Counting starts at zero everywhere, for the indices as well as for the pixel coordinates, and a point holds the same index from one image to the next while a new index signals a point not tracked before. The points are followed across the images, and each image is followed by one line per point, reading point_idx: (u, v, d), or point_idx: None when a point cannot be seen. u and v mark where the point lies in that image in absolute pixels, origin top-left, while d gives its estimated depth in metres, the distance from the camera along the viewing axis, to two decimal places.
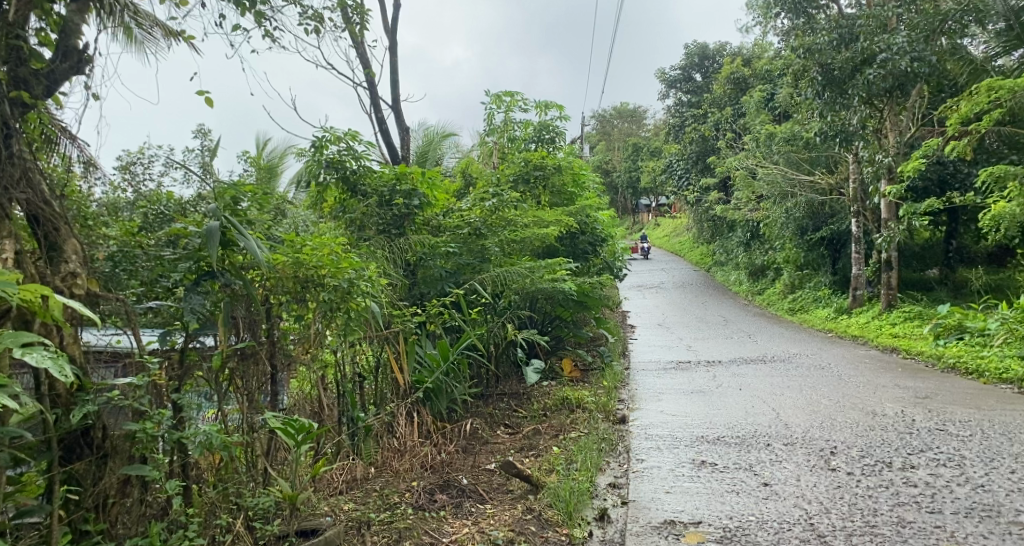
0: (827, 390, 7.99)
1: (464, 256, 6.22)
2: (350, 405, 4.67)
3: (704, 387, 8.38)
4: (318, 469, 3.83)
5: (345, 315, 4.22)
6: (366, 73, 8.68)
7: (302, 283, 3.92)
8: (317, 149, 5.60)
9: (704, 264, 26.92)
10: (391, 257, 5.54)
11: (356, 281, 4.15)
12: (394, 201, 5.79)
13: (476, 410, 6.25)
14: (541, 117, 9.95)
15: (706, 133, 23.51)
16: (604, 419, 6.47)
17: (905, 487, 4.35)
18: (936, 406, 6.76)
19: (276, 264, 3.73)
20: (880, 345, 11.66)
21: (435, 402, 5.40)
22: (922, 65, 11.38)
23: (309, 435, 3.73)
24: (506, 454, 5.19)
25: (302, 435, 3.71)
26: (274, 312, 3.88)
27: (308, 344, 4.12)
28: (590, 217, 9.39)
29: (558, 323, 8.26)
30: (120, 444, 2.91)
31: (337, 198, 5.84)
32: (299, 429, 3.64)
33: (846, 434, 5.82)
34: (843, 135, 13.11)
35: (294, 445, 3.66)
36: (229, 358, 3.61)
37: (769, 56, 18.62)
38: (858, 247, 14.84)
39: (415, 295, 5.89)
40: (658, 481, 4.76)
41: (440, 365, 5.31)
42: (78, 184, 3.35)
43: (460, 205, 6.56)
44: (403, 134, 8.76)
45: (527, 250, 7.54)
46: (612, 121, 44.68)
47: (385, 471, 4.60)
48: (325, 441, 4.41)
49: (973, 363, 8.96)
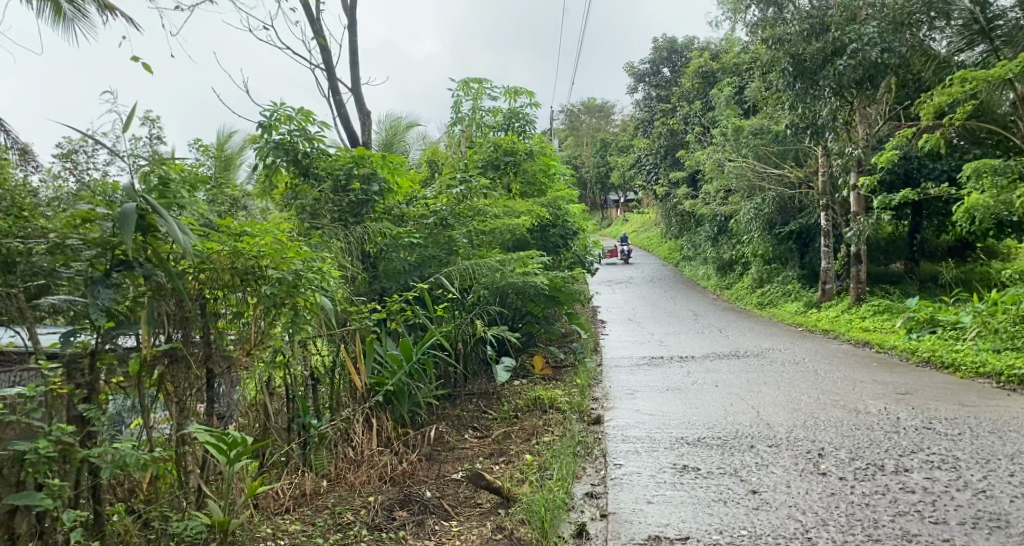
0: (804, 386, 7.74)
1: (430, 248, 5.77)
2: (302, 410, 4.29)
3: (679, 384, 8.06)
4: (256, 489, 3.32)
5: (292, 311, 3.77)
6: (323, 55, 8.18)
7: (242, 277, 3.50)
8: (265, 130, 5.09)
9: (672, 259, 26.81)
10: (351, 248, 5.09)
11: (305, 272, 3.72)
12: (350, 187, 5.35)
13: (443, 412, 5.84)
14: (510, 104, 9.55)
15: (674, 127, 23.31)
16: (578, 421, 6.10)
17: (903, 493, 4.09)
18: (918, 402, 6.54)
19: (210, 253, 3.33)
20: (852, 338, 11.53)
21: (397, 406, 4.96)
22: (892, 57, 11.22)
23: (245, 451, 3.16)
24: (474, 462, 4.78)
25: (236, 451, 3.15)
26: (210, 310, 3.48)
27: (250, 345, 3.67)
28: (561, 209, 9.03)
29: (530, 318, 7.89)
30: (6, 469, 2.50)
31: (287, 183, 5.32)
32: (232, 443, 3.11)
33: (831, 434, 5.53)
34: (814, 127, 12.87)
35: (226, 462, 3.10)
36: (156, 362, 3.24)
37: (738, 49, 18.44)
38: (826, 240, 14.74)
39: (375, 291, 5.42)
40: (638, 490, 4.40)
41: (402, 366, 4.83)
42: (11, 172, 2.97)
43: (425, 193, 6.11)
44: (365, 120, 8.29)
45: (496, 242, 7.14)
46: (581, 116, 44.41)
47: (340, 485, 4.15)
48: (270, 453, 3.98)
49: (949, 357, 8.80)
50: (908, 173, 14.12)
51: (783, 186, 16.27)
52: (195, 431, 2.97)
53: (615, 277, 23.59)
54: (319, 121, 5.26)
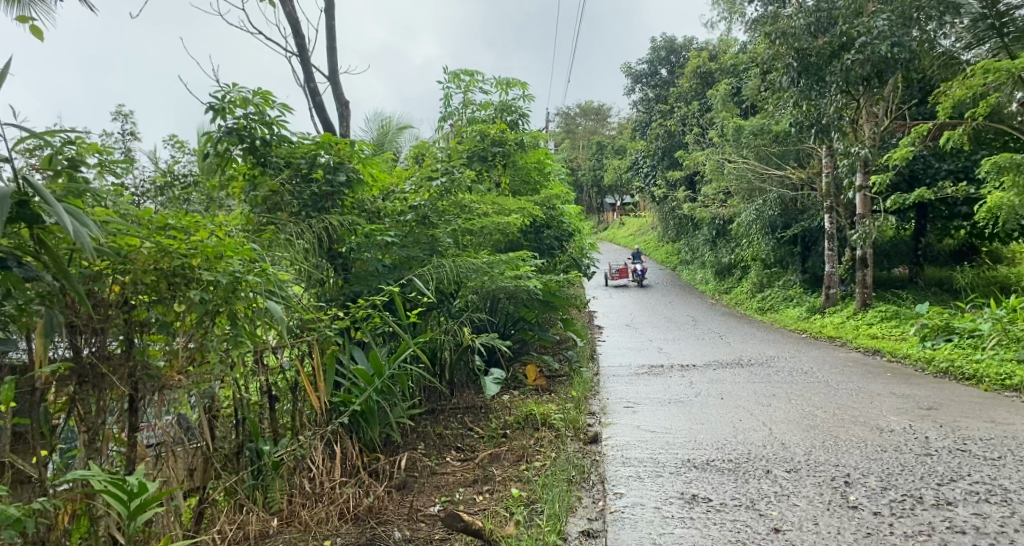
0: (817, 400, 7.15)
1: (408, 249, 5.20)
2: (253, 434, 3.74)
3: (681, 396, 7.48)
4: None
5: (232, 318, 3.19)
6: (298, 40, 7.61)
7: (169, 280, 2.94)
8: (216, 114, 4.52)
9: (669, 263, 26.28)
10: (314, 245, 4.50)
11: (245, 274, 3.13)
12: (313, 176, 4.76)
13: (422, 431, 5.25)
14: (503, 97, 8.97)
15: (672, 128, 22.73)
16: (573, 440, 5.50)
17: (952, 536, 3.53)
18: (945, 419, 5.99)
19: (127, 251, 2.80)
20: (860, 346, 10.99)
21: (367, 428, 4.36)
22: (903, 52, 10.46)
23: (149, 501, 2.62)
24: (452, 495, 4.22)
25: (137, 502, 2.60)
26: (135, 320, 2.96)
27: (181, 363, 3.11)
28: (557, 209, 8.51)
29: (522, 325, 7.27)
30: None
31: (244, 176, 4.71)
32: (132, 493, 2.56)
33: (855, 457, 4.94)
34: (820, 125, 12.19)
35: (125, 515, 2.55)
36: (62, 383, 2.80)
37: (737, 48, 17.92)
38: (831, 244, 14.17)
39: (346, 296, 4.85)
40: (644, 528, 3.83)
41: (371, 383, 4.22)
42: None
43: (403, 187, 5.56)
44: (344, 109, 7.72)
45: (483, 243, 6.56)
46: (576, 119, 43.83)
47: (292, 527, 3.60)
48: (213, 485, 3.44)
49: (969, 368, 8.23)
50: (914, 173, 13.60)
51: (785, 187, 15.70)
52: (79, 476, 2.44)
53: (621, 286, 21.42)
54: (278, 104, 4.68)
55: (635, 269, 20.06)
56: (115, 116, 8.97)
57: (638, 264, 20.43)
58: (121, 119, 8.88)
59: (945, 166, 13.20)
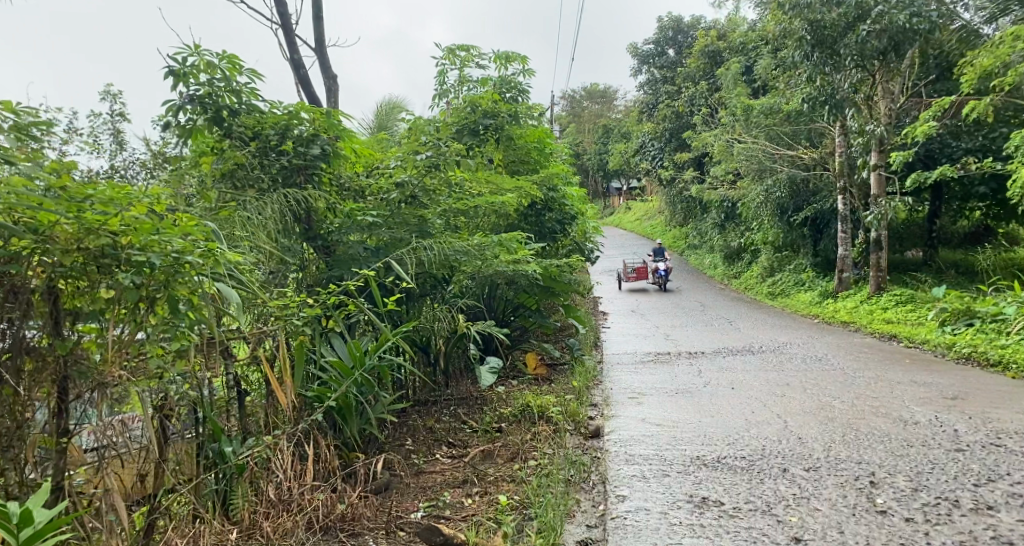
0: (834, 389, 6.73)
1: (393, 230, 4.82)
2: (214, 435, 3.36)
3: (690, 385, 7.07)
4: None
5: (174, 307, 2.77)
6: (282, 11, 7.19)
7: (96, 262, 2.58)
8: (177, 80, 4.12)
9: (677, 248, 25.85)
10: (281, 225, 4.10)
11: (187, 255, 2.71)
12: (282, 148, 4.36)
13: (411, 427, 4.88)
14: (502, 72, 8.51)
15: (679, 109, 22.14)
16: (573, 435, 5.12)
17: None
18: (975, 410, 5.56)
19: (46, 228, 2.46)
20: (876, 331, 10.54)
21: (345, 426, 3.97)
22: (922, 22, 9.90)
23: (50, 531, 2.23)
24: (438, 499, 3.84)
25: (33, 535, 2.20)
26: (65, 308, 2.66)
27: (118, 358, 2.74)
28: (558, 190, 8.08)
29: (522, 311, 6.89)
30: None
31: (212, 149, 4.31)
32: (21, 522, 2.16)
33: (879, 453, 4.52)
34: (833, 101, 11.51)
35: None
36: None
37: (746, 25, 17.32)
38: (843, 226, 13.67)
39: (325, 281, 4.46)
40: (648, 537, 3.45)
41: (350, 375, 3.87)
42: None
43: (388, 164, 5.17)
44: (333, 85, 7.29)
45: (477, 224, 6.15)
46: (582, 102, 43.21)
47: (252, 540, 3.19)
48: (166, 495, 3.03)
49: (994, 354, 7.79)
50: (929, 152, 12.97)
51: (796, 167, 15.24)
52: None
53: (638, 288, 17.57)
54: (247, 70, 4.30)
55: (656, 267, 16.27)
56: (101, 96, 8.62)
57: (660, 261, 16.72)
58: (110, 100, 8.53)
59: (963, 144, 12.58)
